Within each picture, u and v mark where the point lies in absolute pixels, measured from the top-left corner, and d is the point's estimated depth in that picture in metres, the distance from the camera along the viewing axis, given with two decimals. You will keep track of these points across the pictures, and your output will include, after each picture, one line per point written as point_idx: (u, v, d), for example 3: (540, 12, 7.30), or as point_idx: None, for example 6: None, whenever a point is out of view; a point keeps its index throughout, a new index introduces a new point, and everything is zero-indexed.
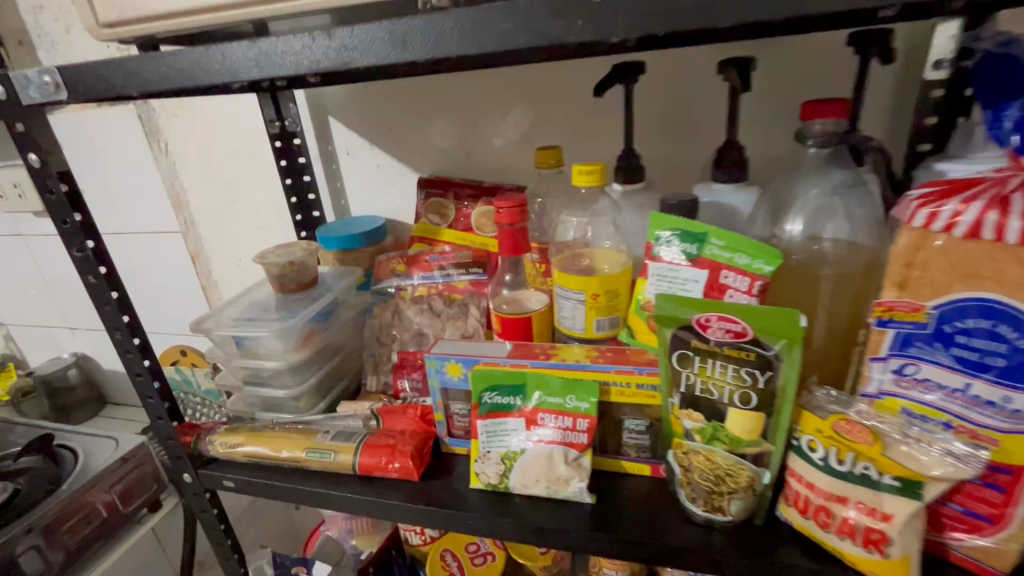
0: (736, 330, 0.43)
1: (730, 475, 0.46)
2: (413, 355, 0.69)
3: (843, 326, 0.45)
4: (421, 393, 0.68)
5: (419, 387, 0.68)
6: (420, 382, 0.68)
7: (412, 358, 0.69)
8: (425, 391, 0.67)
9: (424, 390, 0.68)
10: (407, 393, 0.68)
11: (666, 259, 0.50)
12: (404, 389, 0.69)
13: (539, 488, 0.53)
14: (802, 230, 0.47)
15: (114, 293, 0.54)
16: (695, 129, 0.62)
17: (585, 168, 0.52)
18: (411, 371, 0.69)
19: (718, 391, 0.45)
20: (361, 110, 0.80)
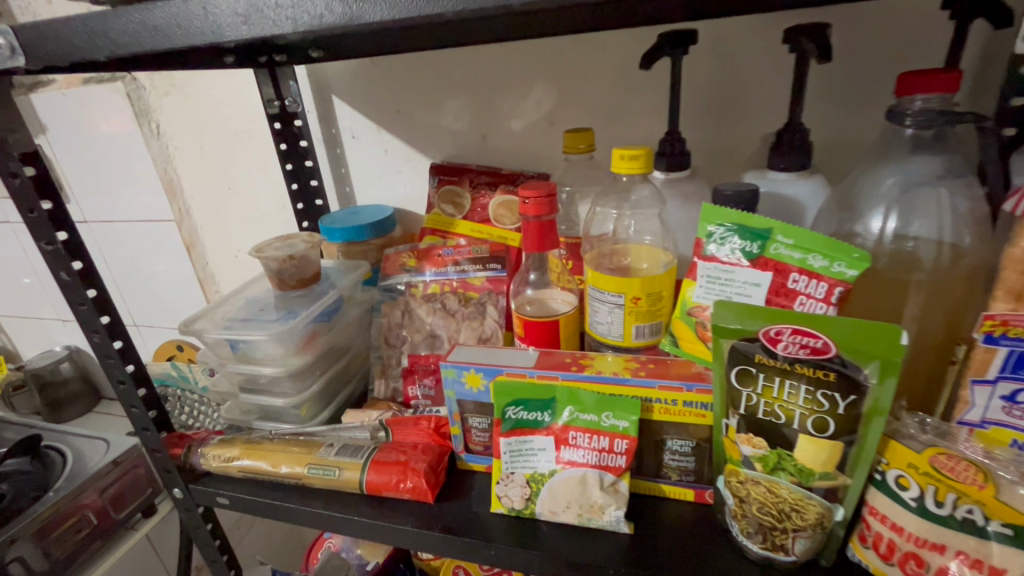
0: (813, 346, 0.36)
1: (797, 511, 0.39)
2: (429, 357, 0.62)
3: (935, 340, 0.41)
4: (433, 403, 0.62)
5: (433, 394, 0.62)
6: (433, 388, 0.62)
7: (426, 361, 0.62)
8: (439, 399, 0.61)
9: (438, 398, 0.61)
10: (419, 401, 0.62)
11: (721, 259, 0.44)
12: (416, 396, 0.62)
13: (570, 515, 0.47)
14: (891, 227, 0.41)
15: (91, 291, 0.48)
16: (746, 109, 0.55)
17: (628, 153, 0.45)
18: (423, 377, 0.62)
19: (787, 416, 0.38)
20: (368, 89, 0.73)
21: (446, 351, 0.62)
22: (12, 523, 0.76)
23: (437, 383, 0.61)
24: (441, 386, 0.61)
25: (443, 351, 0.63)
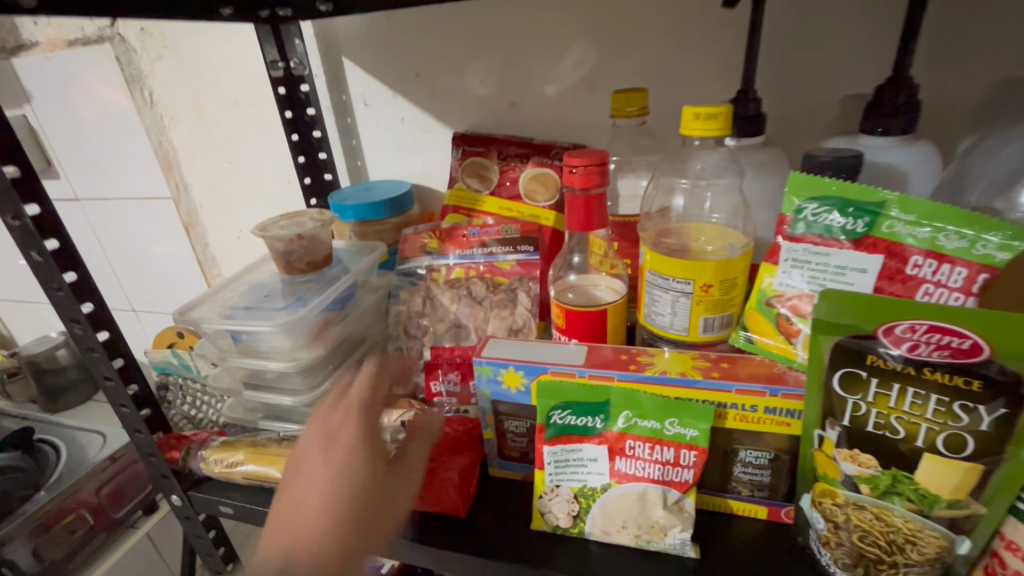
0: (952, 349, 0.29)
1: (911, 543, 0.33)
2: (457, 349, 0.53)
3: None
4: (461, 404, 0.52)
5: (458, 394, 0.52)
6: (459, 384, 0.52)
7: (451, 355, 0.53)
8: (466, 399, 0.52)
9: (466, 398, 0.52)
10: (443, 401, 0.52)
11: (813, 239, 0.36)
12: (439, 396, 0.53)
13: (626, 536, 0.41)
14: None
15: (69, 275, 0.41)
16: (830, 65, 0.47)
17: (704, 111, 0.37)
18: (447, 373, 0.52)
19: (909, 430, 0.31)
20: (382, 48, 0.65)
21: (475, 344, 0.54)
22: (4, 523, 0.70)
23: (465, 378, 0.52)
24: (470, 383, 0.52)
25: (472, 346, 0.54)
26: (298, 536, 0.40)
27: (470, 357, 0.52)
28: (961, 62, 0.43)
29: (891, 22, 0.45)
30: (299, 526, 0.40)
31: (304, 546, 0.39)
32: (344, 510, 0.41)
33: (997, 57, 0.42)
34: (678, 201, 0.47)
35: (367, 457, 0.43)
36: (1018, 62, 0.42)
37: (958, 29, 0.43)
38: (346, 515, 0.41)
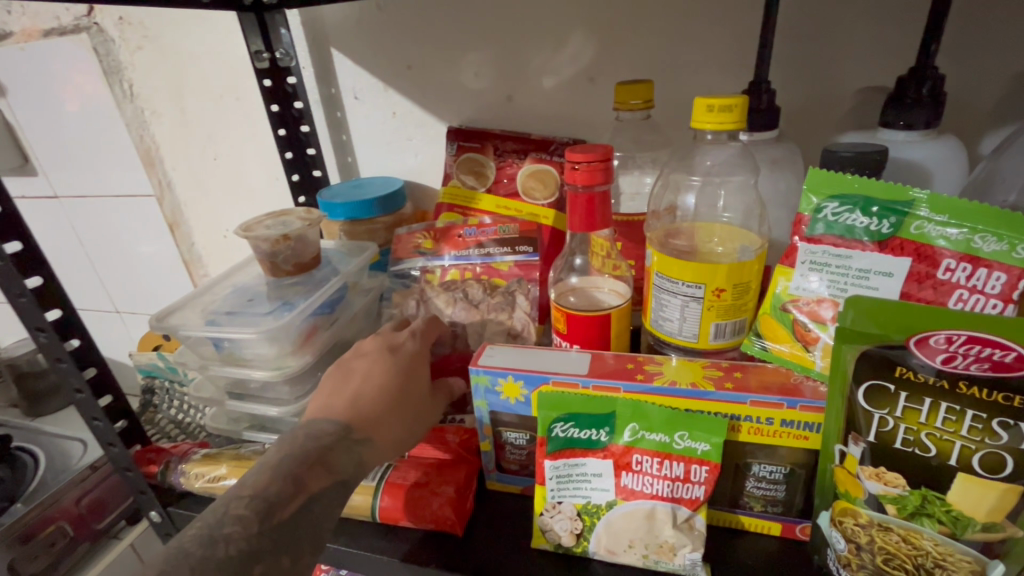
0: (992, 362, 0.27)
1: (941, 567, 0.31)
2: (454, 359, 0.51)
3: None
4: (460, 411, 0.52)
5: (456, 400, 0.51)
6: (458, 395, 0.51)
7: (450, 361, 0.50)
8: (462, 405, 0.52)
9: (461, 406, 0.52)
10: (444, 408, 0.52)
11: (834, 241, 0.34)
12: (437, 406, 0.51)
13: (632, 555, 0.38)
14: None
15: (33, 279, 0.38)
16: (846, 55, 0.45)
17: (718, 103, 0.35)
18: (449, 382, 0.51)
19: (940, 447, 0.29)
20: (372, 39, 0.62)
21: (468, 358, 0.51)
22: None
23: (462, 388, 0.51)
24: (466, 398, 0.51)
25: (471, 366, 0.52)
26: (362, 406, 0.40)
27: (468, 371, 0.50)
28: (984, 53, 0.41)
29: (911, 11, 0.42)
30: (364, 398, 0.41)
31: (365, 418, 0.40)
32: (405, 409, 0.42)
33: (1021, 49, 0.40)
34: (685, 201, 0.44)
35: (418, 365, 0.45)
36: None
37: (983, 19, 0.40)
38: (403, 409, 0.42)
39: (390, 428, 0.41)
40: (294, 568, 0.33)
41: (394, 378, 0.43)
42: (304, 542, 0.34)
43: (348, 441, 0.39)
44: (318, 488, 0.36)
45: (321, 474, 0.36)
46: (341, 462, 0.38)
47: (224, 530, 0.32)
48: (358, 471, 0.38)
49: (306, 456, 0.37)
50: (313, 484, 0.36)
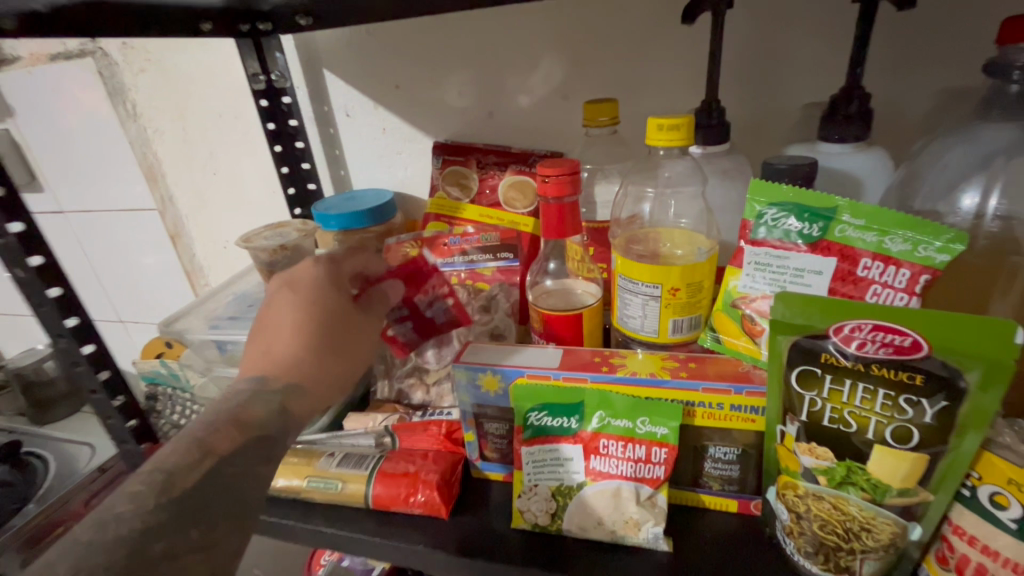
0: (893, 346, 0.31)
1: (866, 530, 0.35)
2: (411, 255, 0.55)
3: None
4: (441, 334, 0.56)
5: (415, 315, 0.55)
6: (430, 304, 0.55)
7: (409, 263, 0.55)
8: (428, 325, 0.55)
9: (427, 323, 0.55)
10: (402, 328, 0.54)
11: (773, 243, 0.38)
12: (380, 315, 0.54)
13: (602, 531, 0.42)
14: (994, 205, 0.35)
15: (54, 290, 0.42)
16: (792, 75, 0.49)
17: (667, 122, 0.39)
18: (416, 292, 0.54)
19: (861, 423, 0.33)
20: (363, 60, 0.66)
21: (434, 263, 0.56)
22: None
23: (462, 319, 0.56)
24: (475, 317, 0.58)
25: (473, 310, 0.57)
26: (274, 356, 0.44)
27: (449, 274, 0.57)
28: (913, 72, 0.45)
29: (843, 37, 0.47)
30: (274, 348, 0.45)
31: (277, 366, 0.44)
32: (318, 348, 0.46)
33: (945, 69, 0.45)
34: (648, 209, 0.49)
35: (328, 300, 0.48)
36: (964, 74, 0.44)
37: (911, 42, 0.45)
38: (319, 347, 0.46)
39: (307, 369, 0.45)
40: (201, 540, 0.36)
41: (302, 317, 0.46)
42: (214, 514, 0.37)
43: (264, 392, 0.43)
44: (224, 451, 0.40)
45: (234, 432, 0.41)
46: (257, 412, 0.42)
47: (116, 510, 0.35)
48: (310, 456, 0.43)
49: (227, 421, 0.41)
50: (221, 446, 0.40)
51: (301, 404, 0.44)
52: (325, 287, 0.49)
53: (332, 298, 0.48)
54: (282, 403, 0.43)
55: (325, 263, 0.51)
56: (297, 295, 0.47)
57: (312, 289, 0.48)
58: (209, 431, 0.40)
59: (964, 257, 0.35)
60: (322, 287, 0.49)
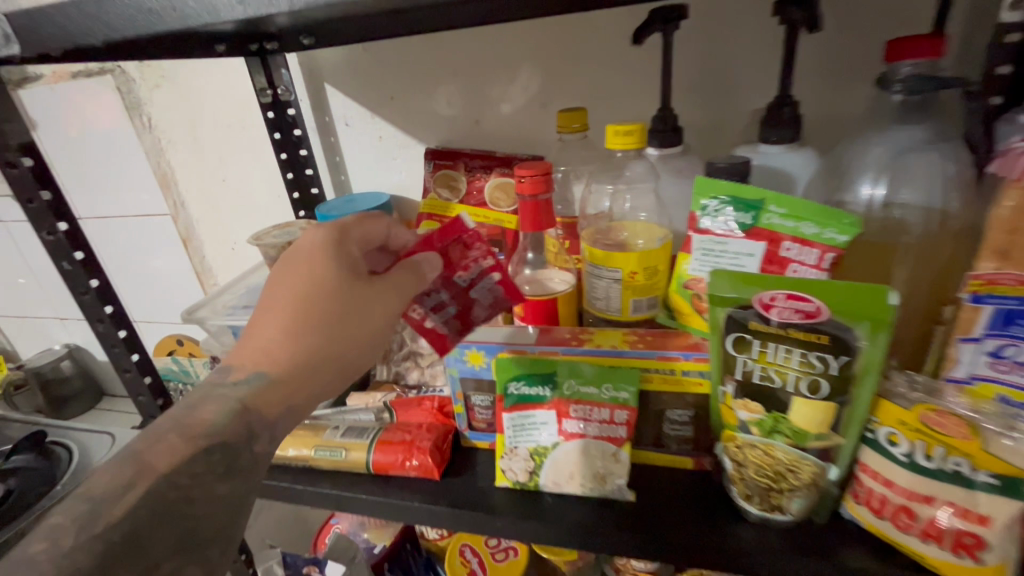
0: (806, 310, 0.37)
1: (792, 471, 0.41)
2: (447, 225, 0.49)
3: (922, 299, 0.40)
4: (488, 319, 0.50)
5: (457, 298, 0.49)
6: (474, 282, 0.49)
7: (445, 235, 0.49)
8: (473, 307, 0.50)
9: (472, 305, 0.50)
10: (444, 316, 0.49)
11: (715, 231, 0.44)
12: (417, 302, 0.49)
13: (574, 485, 0.48)
14: (880, 194, 0.41)
15: (93, 281, 0.49)
16: (740, 87, 0.56)
17: (622, 128, 0.46)
18: (456, 270, 0.49)
19: (781, 379, 0.39)
20: (360, 74, 0.73)
21: (476, 230, 0.49)
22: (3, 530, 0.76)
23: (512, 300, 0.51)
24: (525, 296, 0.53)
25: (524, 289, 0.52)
26: (252, 341, 0.42)
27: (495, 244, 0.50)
28: (842, 81, 0.52)
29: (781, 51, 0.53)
30: (255, 331, 0.42)
31: (251, 353, 0.42)
32: (298, 333, 0.41)
33: (870, 79, 0.51)
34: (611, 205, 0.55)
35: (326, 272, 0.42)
36: None
37: (838, 55, 0.51)
38: (302, 328, 0.41)
39: (278, 358, 0.41)
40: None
41: (292, 293, 0.42)
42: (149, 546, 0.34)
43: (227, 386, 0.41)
44: (165, 467, 0.37)
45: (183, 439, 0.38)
46: (211, 413, 0.40)
47: (32, 550, 0.32)
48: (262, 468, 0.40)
49: (174, 429, 0.38)
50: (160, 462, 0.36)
51: (265, 398, 0.40)
52: (321, 257, 0.43)
53: (324, 273, 0.42)
54: (243, 400, 0.40)
55: (330, 228, 0.45)
56: (289, 268, 0.43)
57: (304, 262, 0.43)
58: (152, 443, 0.37)
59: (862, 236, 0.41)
60: (314, 259, 0.43)
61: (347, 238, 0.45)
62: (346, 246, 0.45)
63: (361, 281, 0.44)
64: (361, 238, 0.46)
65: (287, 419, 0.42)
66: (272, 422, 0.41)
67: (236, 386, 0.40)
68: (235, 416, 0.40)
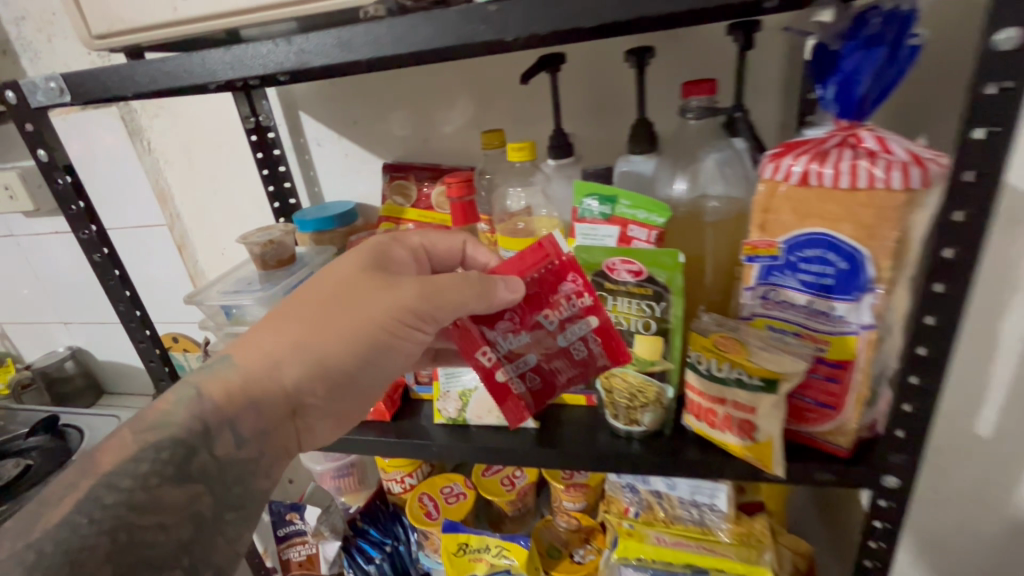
0: (635, 270, 0.54)
1: (642, 391, 0.57)
2: (533, 256, 0.53)
3: (725, 264, 0.56)
4: (571, 365, 0.55)
5: (539, 343, 0.54)
6: (562, 323, 0.54)
7: (536, 262, 0.53)
8: (553, 348, 0.54)
9: (553, 347, 0.54)
10: (522, 364, 0.55)
11: (587, 220, 0.59)
12: (492, 347, 0.54)
13: (492, 416, 0.63)
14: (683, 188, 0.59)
15: (117, 270, 0.63)
16: (619, 109, 0.70)
17: (516, 146, 0.62)
18: (548, 308, 0.53)
19: (627, 322, 0.56)
20: (328, 103, 0.88)
21: (570, 262, 0.53)
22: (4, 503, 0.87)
23: (611, 354, 0.54)
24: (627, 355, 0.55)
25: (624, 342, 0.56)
26: (247, 334, 0.52)
27: (589, 281, 0.54)
28: None
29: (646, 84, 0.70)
30: (259, 322, 0.53)
31: (242, 341, 0.51)
32: (292, 324, 0.51)
33: None
34: (509, 205, 0.70)
35: (352, 269, 0.54)
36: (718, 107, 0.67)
37: None
38: (309, 316, 0.51)
39: (254, 348, 0.50)
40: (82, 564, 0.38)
41: (317, 283, 0.53)
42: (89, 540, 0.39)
43: (201, 368, 0.51)
44: (107, 467, 0.43)
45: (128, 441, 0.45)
46: (167, 410, 0.48)
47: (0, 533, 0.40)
48: (216, 455, 0.47)
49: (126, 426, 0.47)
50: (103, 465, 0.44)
51: (220, 387, 0.49)
52: (337, 266, 0.55)
53: (332, 278, 0.53)
54: (200, 388, 0.49)
55: (386, 239, 0.60)
56: (317, 273, 0.55)
57: (345, 261, 0.55)
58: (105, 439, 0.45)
59: (676, 217, 0.57)
60: (333, 266, 0.55)
61: (391, 249, 0.59)
62: (369, 257, 0.56)
63: (378, 284, 0.53)
64: (411, 249, 0.61)
65: (246, 415, 0.49)
66: (228, 414, 0.48)
67: (198, 373, 0.50)
68: (186, 405, 0.48)
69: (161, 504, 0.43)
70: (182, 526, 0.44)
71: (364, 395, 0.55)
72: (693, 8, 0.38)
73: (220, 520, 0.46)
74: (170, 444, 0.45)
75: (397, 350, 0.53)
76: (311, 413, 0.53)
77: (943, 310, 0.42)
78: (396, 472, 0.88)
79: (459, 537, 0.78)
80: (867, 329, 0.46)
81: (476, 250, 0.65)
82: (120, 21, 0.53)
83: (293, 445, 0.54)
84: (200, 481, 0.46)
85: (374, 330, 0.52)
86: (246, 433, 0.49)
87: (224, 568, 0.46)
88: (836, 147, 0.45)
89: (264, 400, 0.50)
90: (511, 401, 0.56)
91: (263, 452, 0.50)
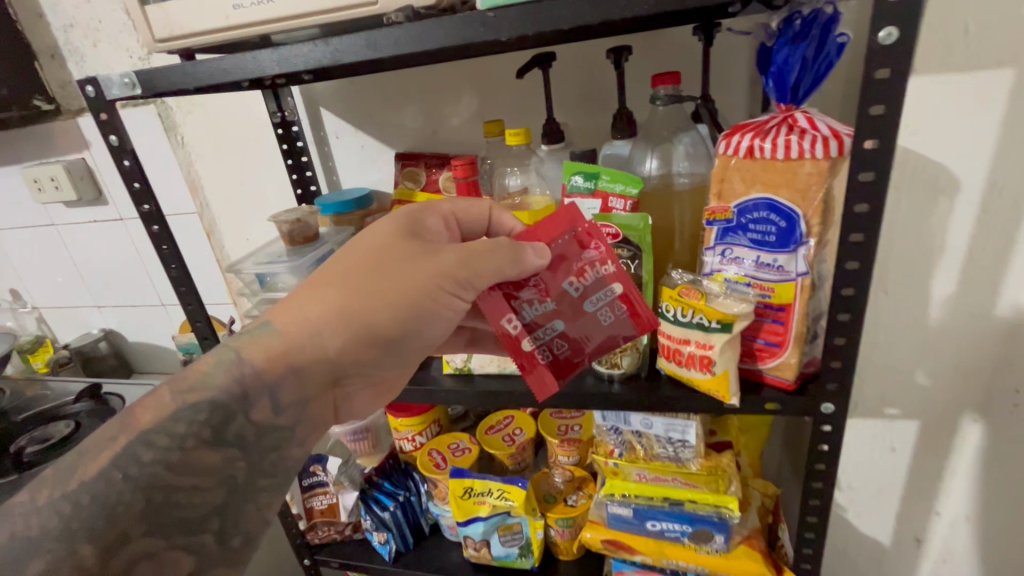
0: (613, 233, 0.65)
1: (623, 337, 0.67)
2: (557, 224, 0.62)
3: (690, 227, 0.67)
4: (596, 332, 0.62)
5: (562, 312, 0.62)
6: (586, 290, 0.62)
7: (564, 230, 0.62)
8: (578, 312, 0.62)
9: (579, 312, 0.62)
10: (550, 331, 0.62)
11: (575, 195, 0.68)
12: (517, 315, 0.62)
13: (493, 365, 0.74)
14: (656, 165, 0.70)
15: (170, 241, 0.73)
16: (603, 100, 0.80)
17: (514, 131, 0.71)
18: (575, 275, 0.62)
19: None
20: (346, 99, 0.99)
21: (592, 229, 0.61)
22: (50, 458, 0.97)
23: (636, 321, 0.62)
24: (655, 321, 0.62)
25: (649, 310, 0.63)
26: (285, 303, 0.58)
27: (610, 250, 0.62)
28: None
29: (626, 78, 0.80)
30: (293, 295, 0.59)
31: (280, 309, 0.58)
32: (332, 295, 0.58)
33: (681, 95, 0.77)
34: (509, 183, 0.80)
35: (389, 241, 0.61)
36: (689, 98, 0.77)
37: None
38: (349, 286, 0.58)
39: (292, 317, 0.57)
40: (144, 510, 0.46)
41: (353, 256, 0.60)
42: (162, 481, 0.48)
43: (240, 334, 0.57)
44: (145, 424, 0.50)
45: (174, 398, 0.52)
46: (212, 377, 0.54)
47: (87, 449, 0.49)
48: (262, 410, 0.54)
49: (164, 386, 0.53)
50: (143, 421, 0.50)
51: (260, 352, 0.55)
52: (373, 235, 0.62)
53: (368, 249, 0.60)
54: (238, 353, 0.55)
55: (412, 210, 0.66)
56: (349, 245, 0.62)
57: (377, 233, 0.62)
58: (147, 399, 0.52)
59: (648, 189, 0.68)
60: (362, 238, 0.61)
61: (421, 220, 0.65)
62: (402, 229, 0.62)
63: (415, 255, 0.60)
64: (443, 216, 0.67)
65: (285, 384, 0.55)
66: (266, 381, 0.54)
67: (238, 339, 0.56)
68: (226, 368, 0.54)
69: (195, 467, 0.50)
70: (216, 491, 0.50)
71: (405, 355, 0.63)
72: (650, 11, 0.48)
73: (253, 486, 0.54)
74: (208, 407, 0.51)
75: (439, 315, 0.60)
76: (349, 383, 0.60)
77: (861, 255, 0.52)
78: (407, 431, 0.97)
79: (465, 482, 0.88)
80: (803, 276, 0.56)
81: (501, 216, 0.70)
82: (180, 27, 0.63)
83: (333, 410, 0.62)
84: (234, 446, 0.52)
85: (418, 297, 0.58)
86: (281, 395, 0.55)
87: (254, 531, 0.54)
88: (776, 126, 0.55)
89: (303, 366, 0.56)
90: (538, 369, 0.63)
91: (297, 421, 0.57)
